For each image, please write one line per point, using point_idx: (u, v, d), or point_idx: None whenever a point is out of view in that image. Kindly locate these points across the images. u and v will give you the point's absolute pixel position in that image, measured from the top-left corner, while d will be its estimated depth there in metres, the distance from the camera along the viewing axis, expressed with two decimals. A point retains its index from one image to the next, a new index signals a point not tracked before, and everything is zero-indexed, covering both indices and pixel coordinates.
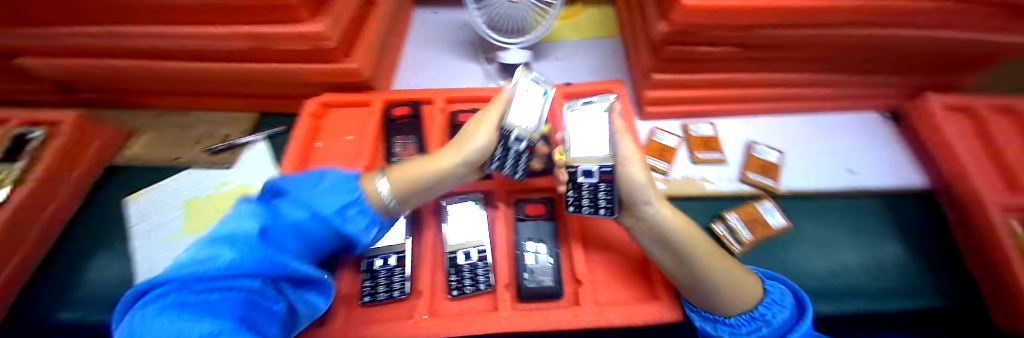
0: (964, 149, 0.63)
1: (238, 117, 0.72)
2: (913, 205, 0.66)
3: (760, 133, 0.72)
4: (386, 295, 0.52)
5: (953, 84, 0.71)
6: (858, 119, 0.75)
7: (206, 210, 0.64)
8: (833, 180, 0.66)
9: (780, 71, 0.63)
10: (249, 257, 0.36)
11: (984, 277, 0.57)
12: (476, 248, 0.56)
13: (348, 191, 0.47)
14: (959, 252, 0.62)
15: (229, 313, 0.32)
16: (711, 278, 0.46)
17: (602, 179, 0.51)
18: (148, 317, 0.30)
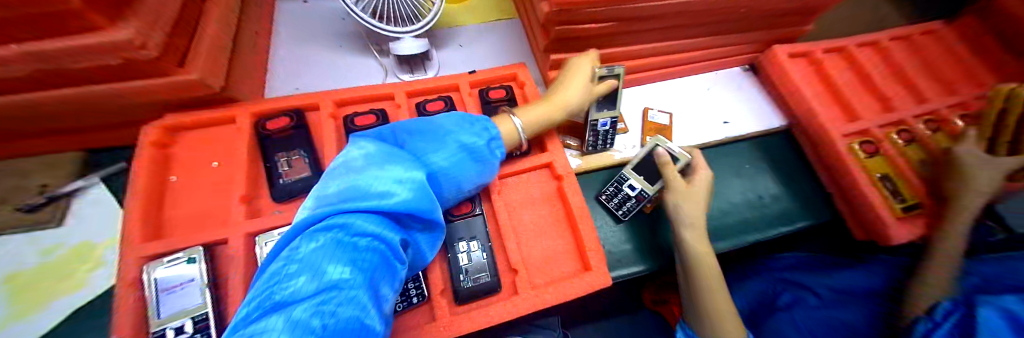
0: (810, 87, 0.74)
1: (57, 159, 0.57)
2: (778, 141, 0.77)
3: (655, 98, 0.77)
4: None
5: (797, 33, 0.83)
6: (730, 75, 0.85)
7: (37, 283, 0.51)
8: (716, 132, 0.74)
9: (651, 42, 0.70)
10: (411, 201, 0.33)
11: (837, 193, 0.69)
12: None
13: (488, 134, 0.48)
14: (813, 173, 0.73)
15: (372, 260, 0.27)
16: (706, 302, 0.52)
17: (638, 196, 0.59)
18: (320, 247, 0.25)
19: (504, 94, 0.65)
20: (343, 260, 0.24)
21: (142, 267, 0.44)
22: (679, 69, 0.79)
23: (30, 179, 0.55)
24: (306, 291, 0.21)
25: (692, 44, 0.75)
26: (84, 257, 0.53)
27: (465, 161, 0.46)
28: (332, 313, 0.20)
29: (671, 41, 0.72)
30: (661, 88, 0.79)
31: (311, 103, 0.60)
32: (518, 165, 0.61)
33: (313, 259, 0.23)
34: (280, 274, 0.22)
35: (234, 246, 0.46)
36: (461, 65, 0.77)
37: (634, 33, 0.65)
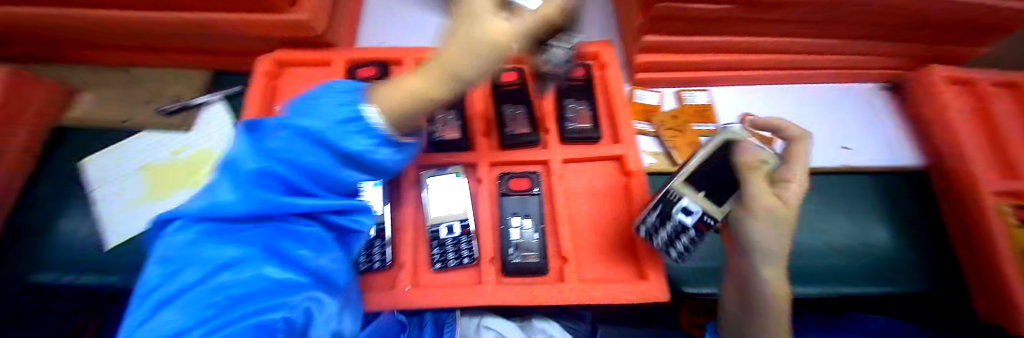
0: (962, 130, 0.61)
1: (190, 75, 0.66)
2: (908, 185, 0.68)
3: (760, 105, 0.70)
4: (367, 265, 0.52)
5: (938, 54, 0.70)
6: (834, 93, 0.75)
7: (173, 174, 0.61)
8: (831, 155, 0.70)
9: (767, 37, 0.60)
10: (253, 195, 0.30)
11: (968, 260, 0.60)
12: (458, 221, 0.53)
13: (340, 109, 0.33)
14: (943, 231, 0.65)
15: (252, 241, 0.29)
16: None
17: (697, 227, 0.41)
18: (179, 247, 0.27)
19: (582, 73, 0.60)
20: (218, 248, 0.27)
21: None
22: (774, 72, 0.70)
23: (171, 87, 0.65)
24: (191, 279, 0.25)
25: (814, 46, 0.64)
26: (206, 160, 0.62)
27: (313, 145, 0.33)
28: (223, 289, 0.25)
29: (790, 41, 0.62)
30: (771, 97, 0.72)
31: (395, 58, 0.61)
32: (585, 152, 0.57)
33: (191, 256, 0.26)
34: (155, 277, 0.26)
35: None
36: None
37: (752, 23, 0.55)
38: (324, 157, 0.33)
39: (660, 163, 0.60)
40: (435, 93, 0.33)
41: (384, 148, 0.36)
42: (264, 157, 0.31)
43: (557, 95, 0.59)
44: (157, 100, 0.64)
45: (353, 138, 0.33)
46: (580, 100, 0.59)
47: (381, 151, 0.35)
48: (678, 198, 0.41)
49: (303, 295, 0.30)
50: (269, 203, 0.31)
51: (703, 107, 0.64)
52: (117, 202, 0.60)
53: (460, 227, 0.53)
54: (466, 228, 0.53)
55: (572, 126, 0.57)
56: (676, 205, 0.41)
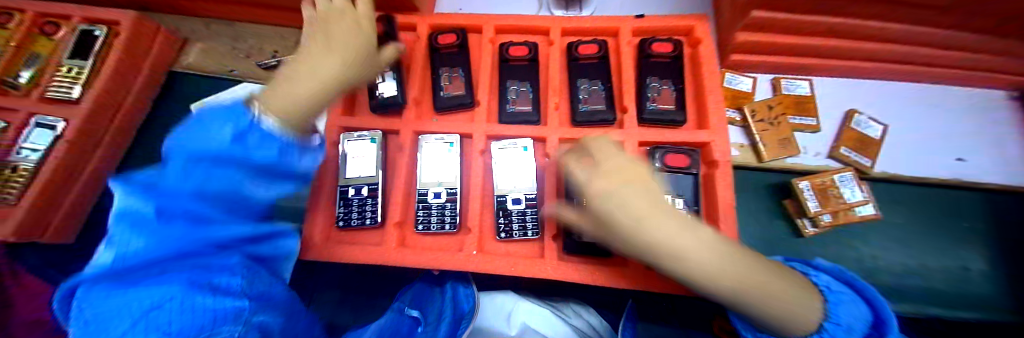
0: None
1: (283, 32, 0.70)
2: (1019, 207, 0.64)
3: (864, 104, 0.66)
4: (438, 226, 0.51)
5: None
6: (951, 94, 0.68)
7: None
8: (940, 168, 0.64)
9: (898, 21, 0.53)
10: (162, 237, 0.26)
11: None
12: (525, 195, 0.53)
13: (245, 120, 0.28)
14: None
15: (172, 286, 0.24)
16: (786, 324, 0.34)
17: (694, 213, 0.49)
18: (85, 319, 0.23)
19: (670, 49, 0.56)
20: (126, 297, 0.23)
21: (339, 134, 0.54)
22: (887, 66, 0.64)
23: (267, 42, 0.69)
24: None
25: (947, 38, 0.56)
26: None
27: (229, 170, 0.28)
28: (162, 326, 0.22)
29: (921, 30, 0.54)
30: (878, 96, 0.67)
31: (475, 25, 0.61)
32: (665, 135, 0.52)
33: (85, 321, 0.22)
34: None
35: (405, 139, 0.55)
36: (624, 8, 0.67)
37: (886, 5, 0.49)
38: (238, 179, 0.29)
39: (744, 155, 0.61)
40: (326, 82, 0.35)
41: (292, 153, 0.31)
42: (150, 195, 0.27)
43: (639, 72, 0.55)
44: (254, 53, 0.69)
45: (253, 144, 0.28)
46: (663, 80, 0.55)
47: (295, 154, 0.32)
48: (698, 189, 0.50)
49: (238, 322, 0.25)
50: (184, 237, 0.27)
51: (803, 98, 0.62)
52: None
53: (525, 200, 0.53)
54: (532, 201, 0.52)
55: (653, 107, 0.53)
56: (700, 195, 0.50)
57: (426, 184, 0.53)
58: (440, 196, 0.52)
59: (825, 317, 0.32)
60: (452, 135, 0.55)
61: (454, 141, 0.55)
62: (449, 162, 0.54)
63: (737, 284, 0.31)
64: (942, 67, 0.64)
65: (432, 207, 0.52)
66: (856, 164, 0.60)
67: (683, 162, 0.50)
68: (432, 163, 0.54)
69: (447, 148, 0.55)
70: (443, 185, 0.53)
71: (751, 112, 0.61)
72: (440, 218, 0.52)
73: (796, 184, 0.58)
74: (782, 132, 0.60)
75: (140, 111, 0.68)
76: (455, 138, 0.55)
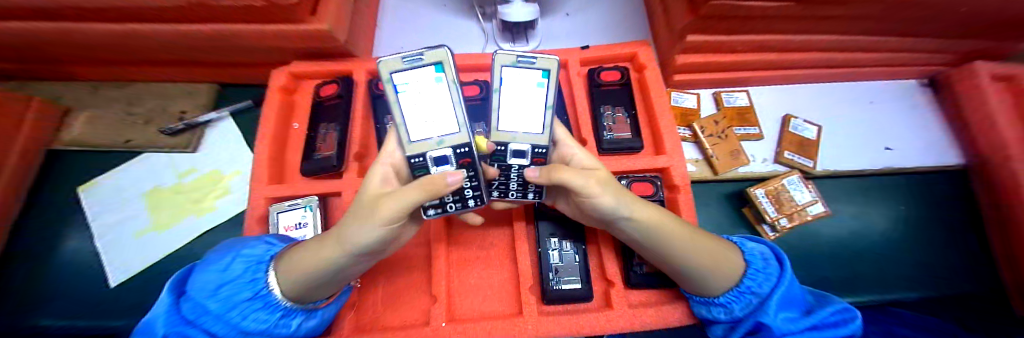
0: (1003, 128, 0.62)
1: (191, 90, 0.63)
2: (940, 184, 0.71)
3: (797, 108, 0.71)
4: (457, 206, 0.36)
5: (986, 52, 0.68)
6: (868, 89, 0.76)
7: (175, 201, 0.59)
8: (871, 160, 0.70)
9: (818, 34, 0.57)
10: None
11: (1002, 254, 0.64)
12: (531, 148, 0.41)
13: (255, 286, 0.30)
14: (975, 229, 0.69)
15: None
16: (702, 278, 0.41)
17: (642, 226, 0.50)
18: None
19: (618, 76, 0.57)
20: None
21: (266, 206, 0.47)
22: (809, 73, 0.69)
23: (173, 103, 0.62)
24: None
25: (855, 43, 0.61)
26: (216, 182, 0.59)
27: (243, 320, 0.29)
28: None
29: (836, 38, 0.59)
30: (807, 99, 0.73)
31: None
32: (626, 163, 0.52)
33: None
34: None
35: (348, 200, 0.47)
36: (566, 37, 0.69)
37: (802, 21, 0.52)
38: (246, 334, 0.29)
39: (700, 169, 0.62)
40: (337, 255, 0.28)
41: (296, 317, 0.32)
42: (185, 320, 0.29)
43: (592, 102, 0.56)
44: (155, 117, 0.61)
45: (252, 318, 0.29)
46: (615, 107, 0.55)
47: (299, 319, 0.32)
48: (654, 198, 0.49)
49: None
50: None
51: (743, 109, 0.65)
52: (119, 235, 0.57)
53: (531, 154, 0.41)
54: (539, 156, 0.41)
55: (611, 136, 0.53)
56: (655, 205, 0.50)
57: (416, 143, 0.36)
58: (447, 163, 0.36)
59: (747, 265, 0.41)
60: (439, 53, 0.36)
61: (443, 61, 0.36)
62: (429, 92, 0.37)
63: (698, 245, 0.39)
64: (856, 67, 0.70)
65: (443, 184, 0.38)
66: (802, 166, 0.64)
67: (647, 190, 0.49)
68: (421, 104, 0.37)
69: (428, 82, 0.37)
70: (446, 145, 0.36)
71: (701, 129, 0.62)
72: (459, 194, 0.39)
73: (753, 192, 0.60)
74: (731, 144, 0.61)
75: (4, 206, 0.56)
76: (447, 58, 0.36)
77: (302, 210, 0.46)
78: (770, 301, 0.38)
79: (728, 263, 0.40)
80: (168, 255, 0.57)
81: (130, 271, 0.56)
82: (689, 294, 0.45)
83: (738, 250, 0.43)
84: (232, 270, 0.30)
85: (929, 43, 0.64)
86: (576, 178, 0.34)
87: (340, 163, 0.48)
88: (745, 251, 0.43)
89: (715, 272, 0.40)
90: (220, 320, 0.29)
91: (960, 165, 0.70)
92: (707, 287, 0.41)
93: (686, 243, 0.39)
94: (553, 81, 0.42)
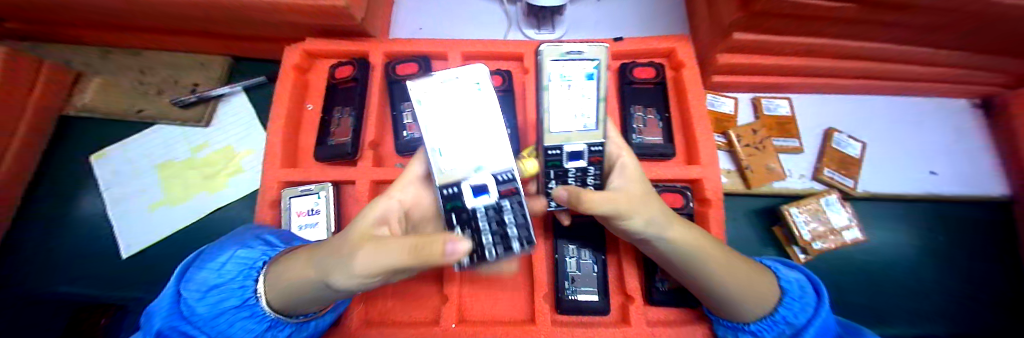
0: None
1: (204, 61, 0.61)
2: (985, 215, 0.66)
3: (842, 121, 0.66)
4: (499, 251, 0.33)
5: None
6: (924, 105, 0.69)
7: (188, 175, 0.58)
8: (917, 182, 0.64)
9: (879, 42, 0.52)
10: None
11: None
12: (588, 148, 0.40)
13: (241, 294, 0.29)
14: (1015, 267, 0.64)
15: None
16: (733, 305, 0.37)
17: None
18: None
19: (653, 74, 0.52)
20: None
21: (279, 190, 0.46)
22: (860, 83, 0.63)
23: (186, 74, 0.60)
24: None
25: (919, 55, 0.55)
26: (229, 160, 0.58)
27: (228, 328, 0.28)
28: None
29: (899, 48, 0.53)
30: (855, 111, 0.67)
31: (439, 52, 0.54)
32: (655, 170, 0.48)
33: None
34: None
35: (361, 190, 0.45)
36: (597, 28, 0.64)
37: (867, 26, 0.47)
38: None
39: (732, 182, 0.59)
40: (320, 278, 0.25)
41: (284, 330, 0.31)
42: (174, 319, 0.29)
43: (623, 101, 0.52)
44: (167, 88, 0.59)
45: (237, 326, 0.28)
46: (647, 108, 0.51)
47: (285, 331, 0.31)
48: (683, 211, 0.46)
49: None
50: None
51: (784, 119, 0.60)
52: (131, 206, 0.57)
53: (588, 154, 0.40)
54: (597, 155, 0.40)
55: (640, 139, 0.49)
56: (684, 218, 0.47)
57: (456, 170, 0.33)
58: (485, 193, 0.34)
59: (784, 293, 0.37)
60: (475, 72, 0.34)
61: (479, 82, 0.34)
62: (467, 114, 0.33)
63: (731, 273, 0.36)
64: (913, 81, 0.64)
65: (477, 219, 0.34)
66: (841, 186, 0.59)
67: (677, 202, 0.46)
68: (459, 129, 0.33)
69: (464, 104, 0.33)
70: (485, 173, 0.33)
71: (737, 138, 0.58)
72: (493, 228, 0.34)
73: (786, 210, 0.56)
74: (768, 157, 0.57)
75: (18, 169, 0.57)
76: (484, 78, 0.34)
77: (314, 197, 0.44)
78: (806, 333, 0.35)
79: (764, 295, 0.37)
80: (180, 230, 0.57)
81: (143, 243, 0.56)
82: (715, 317, 0.42)
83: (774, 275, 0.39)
84: (226, 274, 0.30)
85: (1002, 59, 0.58)
86: (606, 202, 0.33)
87: (354, 151, 0.46)
88: (780, 276, 0.39)
89: (748, 302, 0.36)
90: (206, 325, 0.28)
91: (1008, 196, 0.65)
92: (736, 315, 0.38)
93: (718, 270, 0.36)
94: (603, 70, 0.39)
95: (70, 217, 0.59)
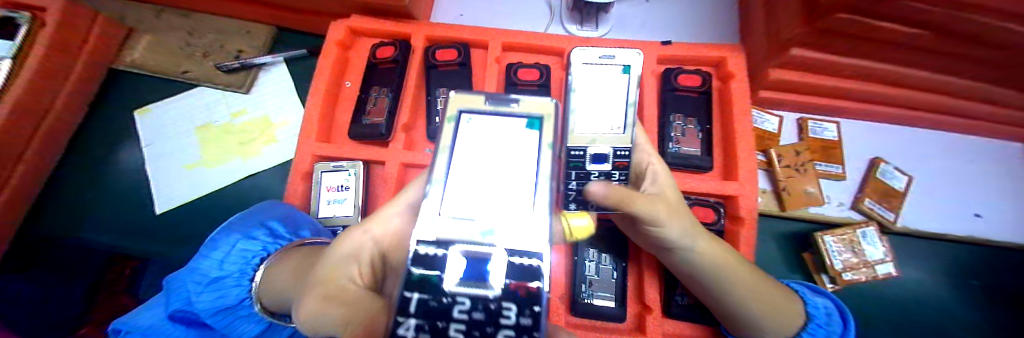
0: None
1: (249, 29, 0.62)
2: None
3: (890, 152, 0.63)
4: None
5: None
6: (983, 146, 0.64)
7: (221, 139, 0.60)
8: (963, 223, 0.61)
9: (945, 73, 0.48)
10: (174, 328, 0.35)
11: None
12: (613, 151, 0.38)
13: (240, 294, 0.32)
14: None
15: None
16: (761, 331, 0.35)
17: None
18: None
19: (699, 83, 0.51)
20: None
21: (313, 163, 0.46)
22: (915, 114, 0.60)
23: (230, 40, 0.61)
24: None
25: (984, 91, 0.52)
26: (263, 129, 0.60)
27: (235, 316, 0.34)
28: None
29: (966, 82, 0.50)
30: (906, 143, 0.63)
31: (480, 40, 0.54)
32: (689, 183, 0.47)
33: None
34: None
35: (391, 172, 0.45)
36: (641, 30, 0.62)
37: (938, 56, 0.44)
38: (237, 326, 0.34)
39: (766, 202, 0.57)
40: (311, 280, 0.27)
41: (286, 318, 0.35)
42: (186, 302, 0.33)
43: (663, 108, 0.50)
44: (212, 53, 0.60)
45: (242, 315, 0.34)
46: (688, 118, 0.50)
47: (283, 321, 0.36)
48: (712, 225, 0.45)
49: None
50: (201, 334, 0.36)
51: (828, 143, 0.58)
52: (167, 164, 0.59)
53: (613, 157, 0.38)
54: (622, 160, 0.38)
55: (676, 149, 0.48)
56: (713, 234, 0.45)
57: (449, 231, 0.19)
58: None
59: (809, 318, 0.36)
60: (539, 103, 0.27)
61: (543, 115, 0.26)
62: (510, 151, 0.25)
63: (760, 290, 0.35)
64: (975, 118, 0.60)
65: (458, 304, 0.16)
66: (881, 219, 0.56)
67: (708, 216, 0.46)
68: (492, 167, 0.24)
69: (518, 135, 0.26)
70: None
71: (777, 157, 0.56)
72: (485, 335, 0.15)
73: (819, 238, 0.54)
74: (807, 181, 0.55)
75: (67, 116, 0.59)
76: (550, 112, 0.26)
77: (346, 173, 0.45)
78: None
79: (792, 320, 0.35)
80: (208, 193, 0.58)
81: (174, 200, 0.58)
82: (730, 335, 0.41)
83: (800, 298, 0.38)
84: (227, 266, 0.33)
85: None
86: (643, 206, 0.32)
87: (388, 132, 0.46)
88: (807, 300, 0.38)
89: (776, 325, 0.35)
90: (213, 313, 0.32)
91: None
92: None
93: (746, 287, 0.35)
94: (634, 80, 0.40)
95: (108, 167, 0.61)
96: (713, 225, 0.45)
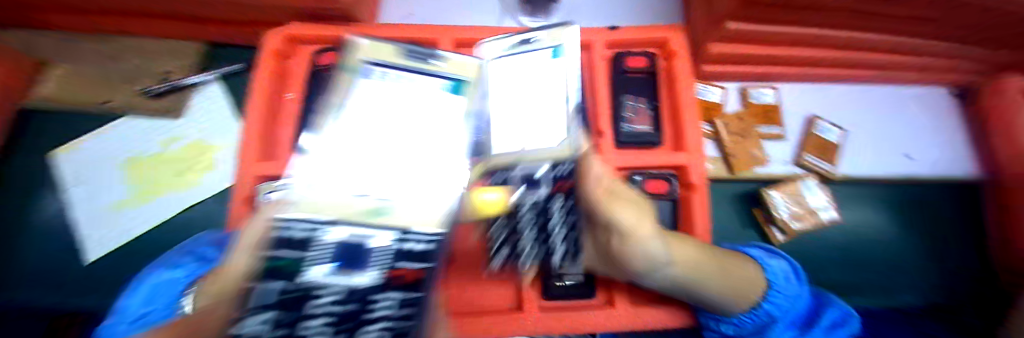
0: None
1: (177, 48, 0.58)
2: (950, 196, 0.69)
3: (824, 109, 0.68)
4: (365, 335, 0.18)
5: None
6: (906, 94, 0.70)
7: (153, 171, 0.56)
8: (893, 166, 0.67)
9: (859, 32, 0.53)
10: None
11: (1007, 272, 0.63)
12: (548, 168, 0.43)
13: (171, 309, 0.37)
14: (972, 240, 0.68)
15: None
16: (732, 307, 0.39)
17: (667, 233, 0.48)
18: None
19: (645, 63, 0.53)
20: None
21: (256, 183, 0.44)
22: (842, 72, 0.65)
23: (156, 62, 0.57)
24: None
25: (894, 45, 0.57)
26: (198, 155, 0.57)
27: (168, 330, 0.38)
28: None
29: (878, 38, 0.55)
30: (837, 99, 0.69)
31: (428, 39, 0.53)
32: (643, 158, 0.50)
33: None
34: None
35: None
36: (589, 14, 0.63)
37: (849, 16, 0.48)
38: None
39: (717, 168, 0.60)
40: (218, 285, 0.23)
41: None
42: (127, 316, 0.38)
43: (614, 89, 0.52)
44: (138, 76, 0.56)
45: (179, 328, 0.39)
46: (639, 97, 0.52)
47: None
48: (669, 195, 0.49)
49: None
50: None
51: (768, 106, 0.62)
52: (101, 201, 0.55)
53: (550, 180, 0.44)
54: (556, 180, 0.44)
55: (629, 128, 0.50)
56: (670, 202, 0.49)
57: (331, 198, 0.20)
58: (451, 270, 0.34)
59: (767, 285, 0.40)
60: (471, 69, 0.39)
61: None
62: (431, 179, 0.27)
63: (727, 274, 0.38)
64: (892, 70, 0.66)
65: (323, 293, 0.17)
66: (820, 171, 0.61)
67: (662, 188, 0.49)
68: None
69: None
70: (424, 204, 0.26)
71: (723, 125, 0.59)
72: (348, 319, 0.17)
73: (767, 193, 0.58)
74: (751, 143, 0.59)
75: None
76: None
77: None
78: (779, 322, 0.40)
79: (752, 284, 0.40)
80: (154, 226, 0.55)
81: (116, 238, 0.55)
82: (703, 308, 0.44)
83: (753, 262, 0.42)
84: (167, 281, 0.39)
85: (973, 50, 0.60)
86: (625, 216, 0.33)
87: None
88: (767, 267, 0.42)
89: (744, 297, 0.39)
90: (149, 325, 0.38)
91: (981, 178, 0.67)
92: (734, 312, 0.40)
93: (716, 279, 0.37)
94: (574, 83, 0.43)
95: (36, 211, 0.57)
96: (669, 194, 0.49)
